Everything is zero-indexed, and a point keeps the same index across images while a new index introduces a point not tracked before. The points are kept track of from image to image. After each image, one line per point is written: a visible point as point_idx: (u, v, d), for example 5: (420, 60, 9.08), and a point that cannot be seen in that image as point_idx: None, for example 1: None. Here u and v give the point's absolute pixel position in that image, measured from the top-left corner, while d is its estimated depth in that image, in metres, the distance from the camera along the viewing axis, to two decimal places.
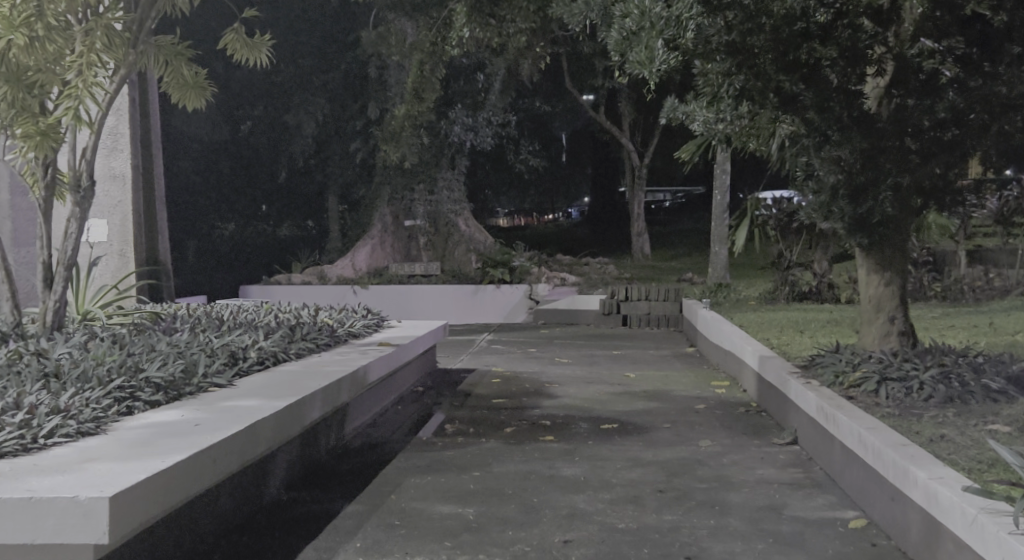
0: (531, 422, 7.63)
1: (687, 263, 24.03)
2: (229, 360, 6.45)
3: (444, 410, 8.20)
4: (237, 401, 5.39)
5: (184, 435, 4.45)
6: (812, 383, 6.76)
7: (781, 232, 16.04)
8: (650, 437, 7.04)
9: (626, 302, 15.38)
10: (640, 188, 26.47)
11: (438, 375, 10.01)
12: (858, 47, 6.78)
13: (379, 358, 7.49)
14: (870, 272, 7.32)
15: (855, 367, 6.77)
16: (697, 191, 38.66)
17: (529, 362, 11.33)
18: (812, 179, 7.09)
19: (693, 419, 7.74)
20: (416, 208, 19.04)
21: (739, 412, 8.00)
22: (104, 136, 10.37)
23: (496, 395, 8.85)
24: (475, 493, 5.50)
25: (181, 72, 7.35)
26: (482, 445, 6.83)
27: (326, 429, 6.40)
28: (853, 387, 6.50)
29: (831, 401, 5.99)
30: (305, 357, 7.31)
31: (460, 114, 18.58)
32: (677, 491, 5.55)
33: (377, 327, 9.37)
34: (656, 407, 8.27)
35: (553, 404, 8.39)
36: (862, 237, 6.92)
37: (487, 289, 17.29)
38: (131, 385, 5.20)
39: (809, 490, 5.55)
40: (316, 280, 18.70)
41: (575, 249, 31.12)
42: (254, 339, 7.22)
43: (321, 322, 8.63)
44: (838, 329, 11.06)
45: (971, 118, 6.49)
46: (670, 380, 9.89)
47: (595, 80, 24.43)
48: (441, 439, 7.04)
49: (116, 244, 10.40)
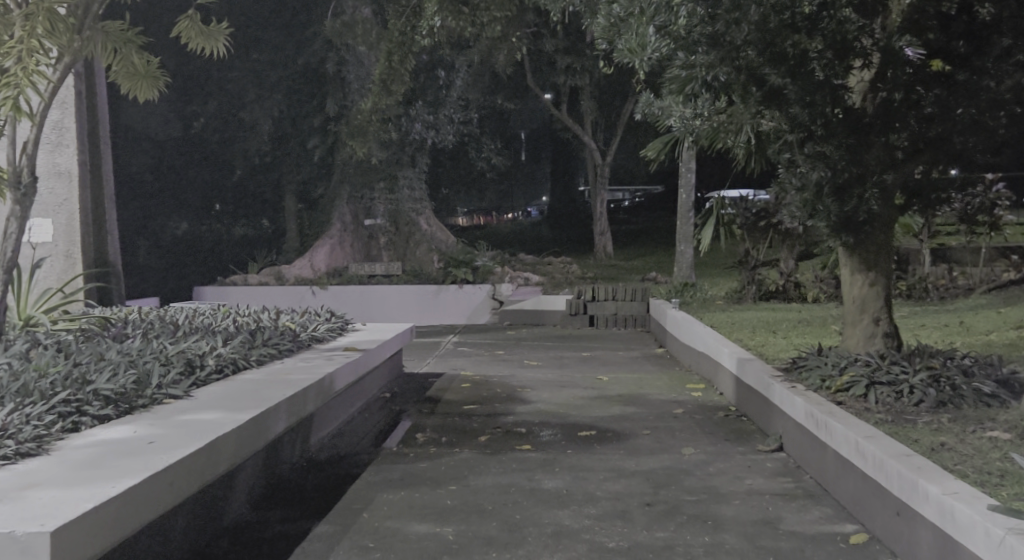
0: (506, 429, 7.31)
1: (649, 262, 23.91)
2: (185, 369, 6.04)
3: (412, 417, 7.84)
4: (198, 414, 4.99)
5: (136, 455, 4.04)
6: (798, 387, 6.48)
7: (748, 231, 15.60)
8: (630, 445, 6.76)
9: (593, 303, 15.11)
10: (602, 187, 26.31)
11: (405, 381, 9.61)
12: (847, 39, 6.42)
13: (346, 365, 7.11)
14: (854, 272, 7.02)
15: (842, 370, 6.50)
16: (655, 190, 38.70)
17: (497, 365, 11.01)
18: (793, 178, 6.73)
19: (672, 425, 7.47)
20: (377, 207, 18.56)
21: (718, 417, 7.75)
22: (47, 131, 9.79)
23: (467, 401, 8.51)
24: (453, 509, 5.17)
25: (130, 60, 6.85)
26: (456, 456, 6.48)
27: (289, 441, 6.00)
28: (840, 392, 6.24)
29: (820, 407, 5.75)
30: (266, 363, 6.90)
31: (422, 111, 18.36)
32: (667, 504, 5.27)
33: (341, 331, 8.97)
34: (634, 412, 7.99)
35: (527, 410, 8.08)
36: (847, 237, 6.69)
37: (450, 289, 16.95)
38: (77, 398, 4.78)
39: (802, 502, 5.31)
40: (273, 280, 18.19)
41: (536, 248, 30.87)
42: (212, 346, 6.80)
43: (283, 326, 8.22)
44: (811, 329, 10.87)
45: (958, 113, 6.38)
46: (644, 383, 9.63)
47: (556, 77, 24.21)
48: (412, 449, 6.68)
49: (62, 244, 9.81)
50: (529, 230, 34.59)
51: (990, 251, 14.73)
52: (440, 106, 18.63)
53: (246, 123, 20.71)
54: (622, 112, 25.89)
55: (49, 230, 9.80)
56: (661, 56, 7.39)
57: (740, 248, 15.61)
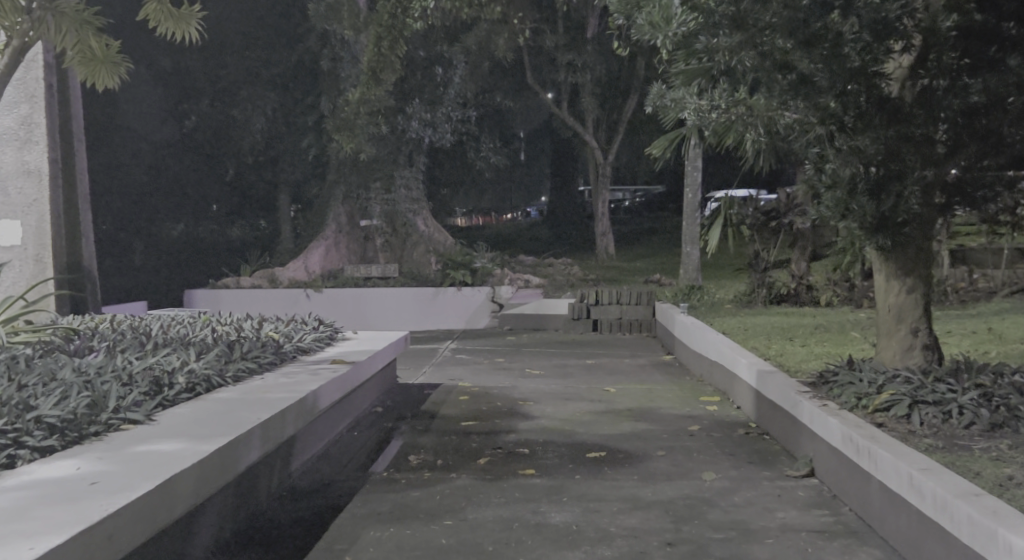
0: (507, 450, 6.68)
1: (652, 263, 23.38)
2: (150, 389, 5.44)
3: (405, 436, 7.21)
4: (156, 444, 4.37)
5: (71, 501, 3.42)
6: (831, 405, 5.85)
7: (758, 232, 14.93)
8: (645, 469, 6.14)
9: (596, 306, 14.47)
10: (604, 187, 25.61)
11: (399, 394, 8.97)
12: (889, 17, 5.69)
13: (332, 381, 6.50)
14: (890, 278, 6.38)
15: (879, 388, 5.86)
16: (656, 191, 38.14)
17: (497, 375, 10.36)
18: (824, 173, 6.19)
19: (688, 445, 6.84)
20: (372, 208, 17.85)
21: (738, 436, 7.10)
22: (15, 128, 9.21)
23: (465, 417, 7.89)
24: (449, 552, 4.55)
25: (86, 43, 6.24)
26: (453, 483, 5.84)
27: (267, 470, 5.38)
28: (879, 412, 5.60)
29: (862, 431, 5.13)
30: (243, 380, 6.29)
31: (419, 109, 17.82)
32: (691, 544, 4.64)
33: (329, 341, 8.35)
34: (646, 429, 7.37)
35: (530, 427, 7.45)
36: (884, 240, 6.05)
37: (448, 292, 16.28)
38: (15, 427, 4.17)
39: (845, 542, 4.68)
40: (267, 283, 17.54)
41: (537, 249, 30.25)
42: (183, 360, 6.18)
43: (265, 336, 7.59)
44: (831, 337, 10.24)
45: (1008, 102, 5.81)
46: (654, 395, 9.00)
47: (557, 74, 23.75)
48: (405, 475, 6.04)
49: (31, 248, 9.28)
50: (529, 231, 34.02)
51: (1012, 253, 14.16)
52: (437, 104, 18.15)
53: (239, 122, 20.23)
54: (625, 109, 25.26)
55: (17, 232, 9.28)
56: (687, 32, 6.88)
57: (750, 250, 14.97)
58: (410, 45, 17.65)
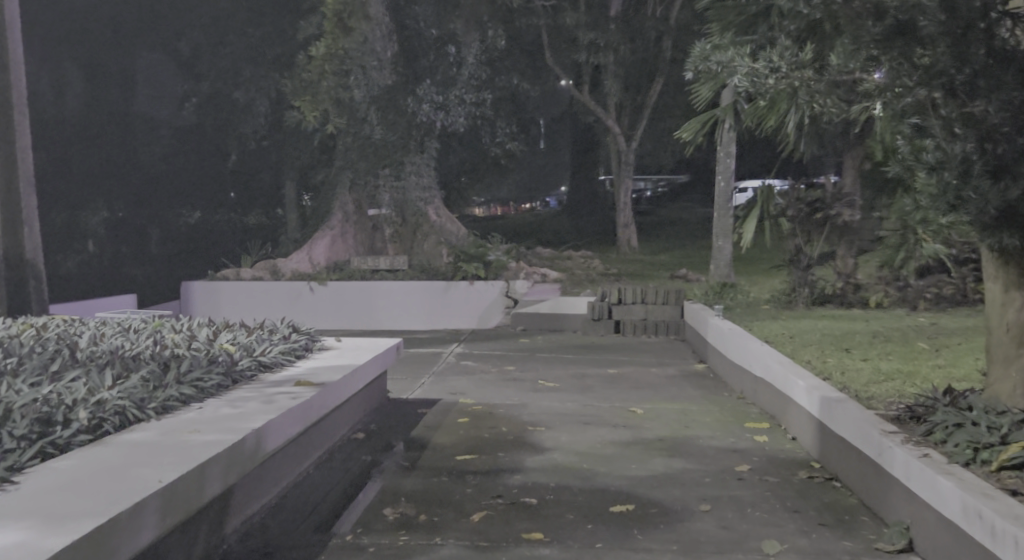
0: (509, 501, 5.27)
1: (677, 258, 21.86)
2: (33, 433, 4.10)
3: (385, 476, 5.81)
4: None
5: None
6: (936, 457, 4.41)
7: (801, 224, 13.21)
8: (686, 533, 4.74)
9: (619, 306, 13.03)
10: (627, 175, 24.00)
11: (387, 415, 7.58)
12: None
13: (290, 412, 5.11)
14: (1008, 288, 4.92)
15: (1003, 435, 4.42)
16: (680, 179, 36.57)
17: (506, 388, 8.94)
18: (927, 149, 4.79)
19: (740, 494, 5.42)
20: (381, 196, 16.34)
21: (800, 482, 5.67)
22: None
23: (461, 448, 6.49)
24: None
25: None
26: (436, 554, 4.44)
27: (182, 541, 4.02)
28: (1008, 470, 4.17)
29: (999, 504, 3.69)
30: (175, 411, 4.95)
31: (429, 89, 15.97)
32: None
33: (302, 353, 6.98)
34: (685, 470, 5.95)
35: (541, 464, 6.06)
36: (1008, 237, 4.61)
37: (460, 286, 14.89)
38: None
39: None
40: (268, 275, 16.16)
41: (555, 241, 28.77)
42: (93, 387, 4.84)
43: (218, 349, 6.24)
44: (896, 348, 8.76)
45: None
46: (690, 419, 7.56)
47: (578, 55, 22.31)
48: (376, 539, 4.66)
49: None
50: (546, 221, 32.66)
51: None
52: (451, 85, 16.31)
53: (241, 104, 19.32)
54: (650, 94, 23.68)
55: None
56: None
57: (789, 246, 13.31)
58: (421, 22, 16.29)
